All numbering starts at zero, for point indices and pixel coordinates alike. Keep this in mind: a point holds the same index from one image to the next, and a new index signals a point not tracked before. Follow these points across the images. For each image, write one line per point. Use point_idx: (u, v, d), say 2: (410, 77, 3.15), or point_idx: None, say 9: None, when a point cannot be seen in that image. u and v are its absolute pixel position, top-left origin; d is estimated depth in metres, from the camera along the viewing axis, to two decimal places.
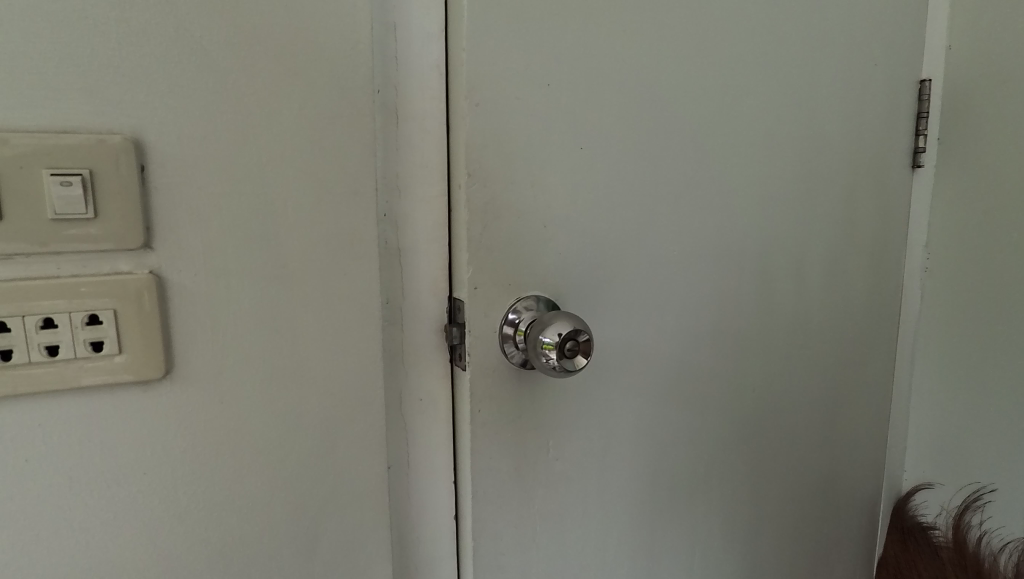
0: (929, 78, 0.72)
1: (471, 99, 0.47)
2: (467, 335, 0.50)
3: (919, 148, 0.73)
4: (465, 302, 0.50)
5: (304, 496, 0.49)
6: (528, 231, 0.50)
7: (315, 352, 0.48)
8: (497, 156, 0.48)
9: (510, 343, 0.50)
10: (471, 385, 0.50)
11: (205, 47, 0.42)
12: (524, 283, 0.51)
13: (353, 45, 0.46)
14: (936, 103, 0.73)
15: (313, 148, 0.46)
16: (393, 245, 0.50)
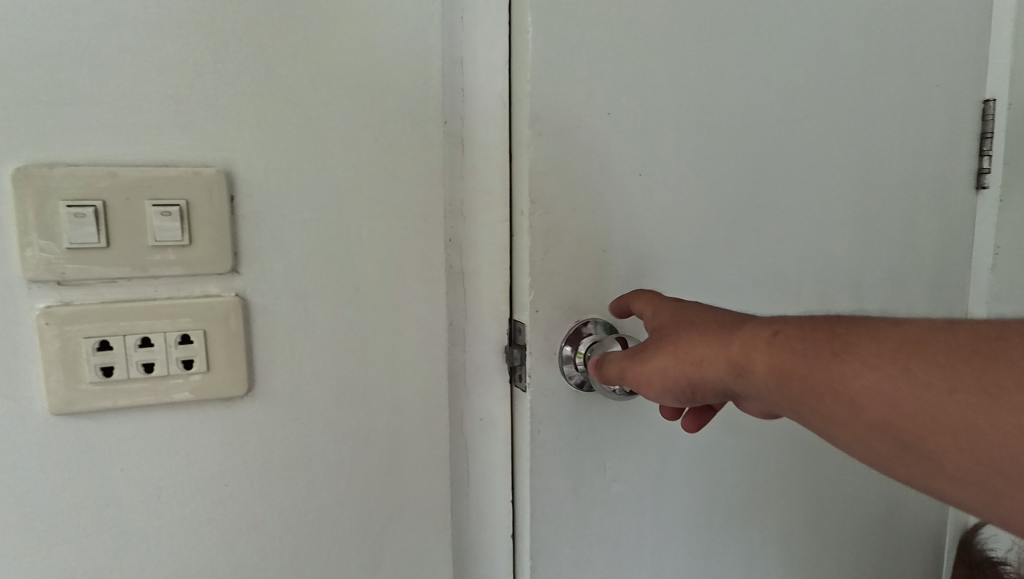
0: (992, 98, 0.71)
1: (534, 130, 0.49)
2: (528, 356, 0.51)
3: (983, 169, 0.71)
4: (526, 324, 0.51)
5: (370, 511, 0.51)
6: (588, 256, 0.52)
7: (383, 371, 0.50)
8: (559, 183, 0.50)
9: (570, 364, 0.51)
10: (531, 405, 0.52)
11: (288, 84, 0.45)
12: (583, 306, 0.52)
13: (425, 79, 0.48)
14: (1001, 123, 0.71)
15: (385, 176, 0.48)
16: (457, 268, 0.52)
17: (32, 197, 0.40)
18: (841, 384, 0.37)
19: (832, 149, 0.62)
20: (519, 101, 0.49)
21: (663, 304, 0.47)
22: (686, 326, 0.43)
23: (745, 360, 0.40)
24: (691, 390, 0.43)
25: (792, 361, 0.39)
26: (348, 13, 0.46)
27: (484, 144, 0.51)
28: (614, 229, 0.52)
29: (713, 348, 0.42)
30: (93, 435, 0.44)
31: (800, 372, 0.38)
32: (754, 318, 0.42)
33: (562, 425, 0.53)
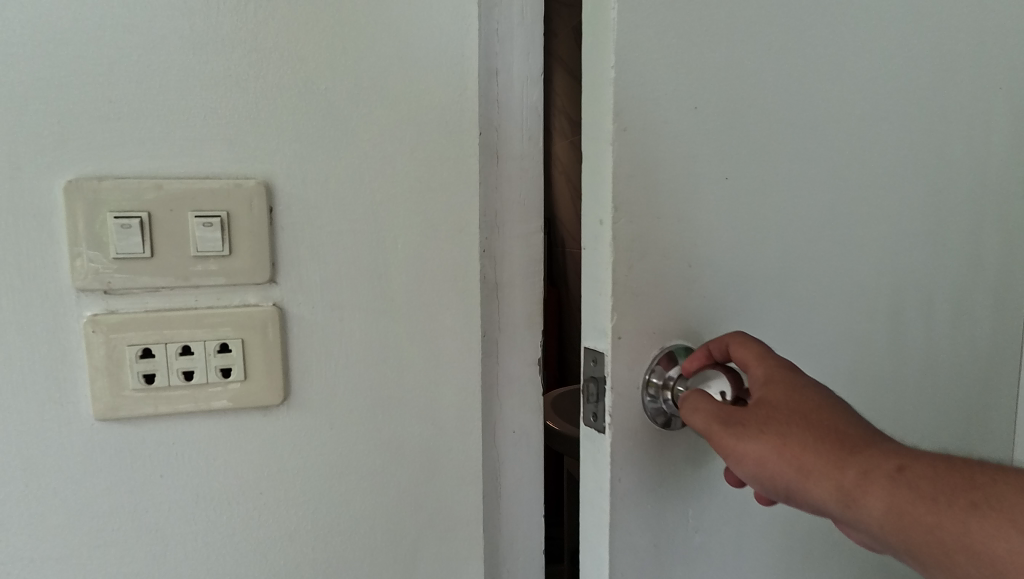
0: None
1: (619, 125, 0.44)
2: (609, 390, 0.47)
3: None
4: (607, 354, 0.47)
5: (404, 523, 0.51)
6: (673, 273, 0.48)
7: (418, 382, 0.50)
8: (643, 187, 0.46)
9: (653, 394, 0.47)
10: (613, 442, 0.47)
11: (328, 97, 0.46)
12: (665, 330, 0.48)
13: (461, 91, 0.48)
14: None
15: (421, 187, 0.48)
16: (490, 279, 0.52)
17: (83, 208, 0.41)
18: (966, 538, 0.32)
19: (894, 157, 0.58)
20: (599, 111, 0.45)
21: (775, 380, 0.40)
22: (801, 425, 0.37)
23: (859, 483, 0.35)
24: (788, 498, 0.38)
25: (928, 522, 0.33)
26: (386, 27, 0.46)
27: (518, 156, 0.51)
28: (693, 248, 0.48)
29: (828, 469, 0.36)
30: (135, 440, 0.45)
31: (946, 539, 0.32)
32: (892, 447, 0.35)
33: (640, 463, 0.48)
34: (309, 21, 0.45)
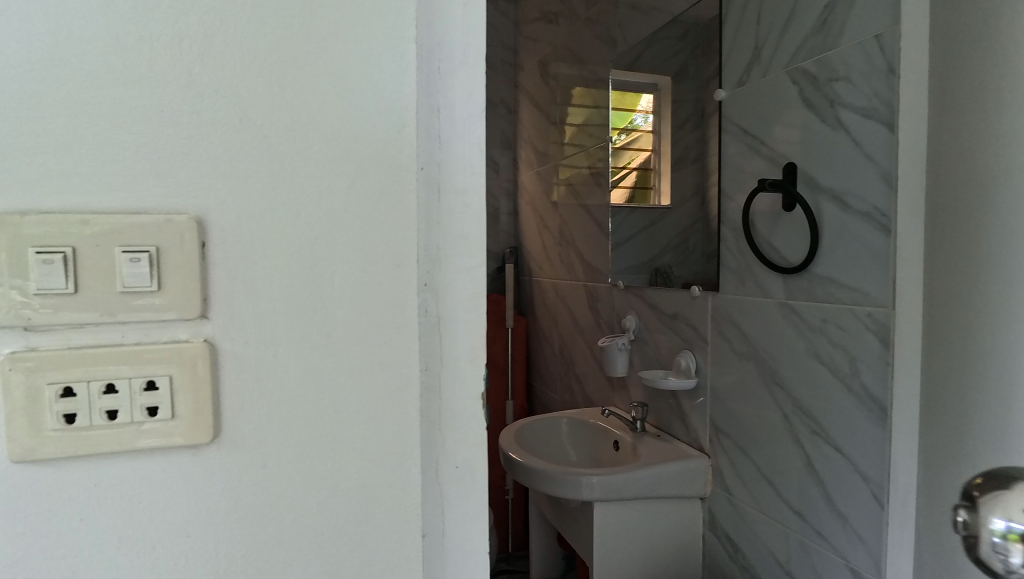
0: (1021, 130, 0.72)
1: None
2: None
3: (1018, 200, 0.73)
4: None
5: (339, 564, 0.49)
6: None
7: (355, 419, 0.49)
8: None
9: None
10: None
11: (264, 132, 0.46)
12: None
13: (399, 128, 0.49)
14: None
15: (358, 221, 0.48)
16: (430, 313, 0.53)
17: (4, 243, 0.41)
18: None
19: None
20: None
21: None
22: None
23: None
24: None
25: None
26: (325, 66, 0.47)
27: (460, 191, 0.50)
28: None
29: None
30: (52, 483, 0.43)
31: None
32: None
33: None
34: (248, 59, 0.45)
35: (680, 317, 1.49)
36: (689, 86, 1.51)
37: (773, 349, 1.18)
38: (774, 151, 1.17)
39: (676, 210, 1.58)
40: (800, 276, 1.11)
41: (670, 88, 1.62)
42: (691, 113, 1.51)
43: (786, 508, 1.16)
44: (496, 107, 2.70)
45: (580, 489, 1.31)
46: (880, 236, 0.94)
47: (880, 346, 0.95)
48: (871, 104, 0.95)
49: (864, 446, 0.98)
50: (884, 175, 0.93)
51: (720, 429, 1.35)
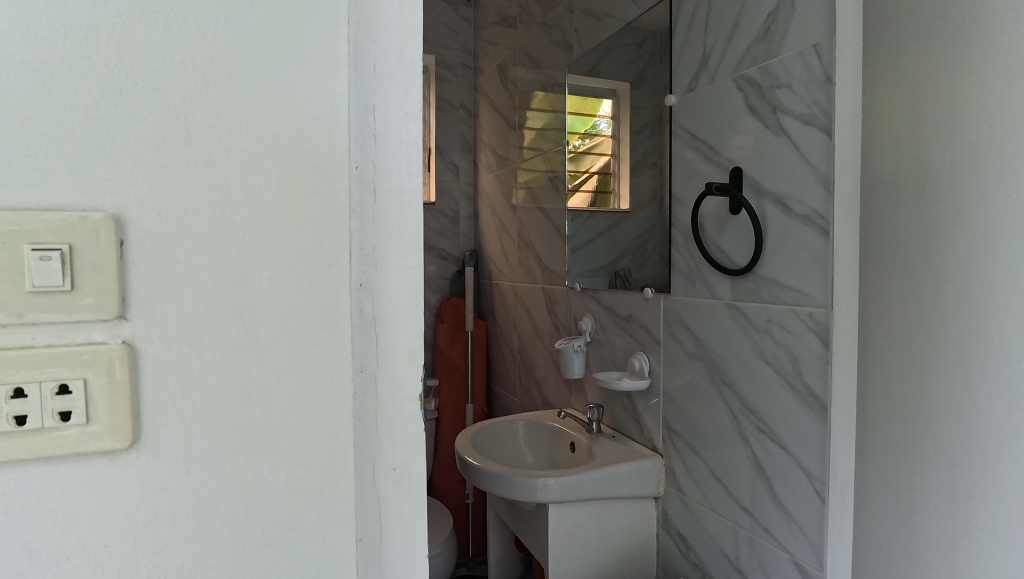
0: (967, 134, 0.78)
1: None
2: None
3: (962, 197, 0.79)
4: None
5: (268, 570, 0.48)
6: None
7: (285, 422, 0.48)
8: None
9: None
10: None
11: (188, 128, 0.45)
12: None
13: (330, 126, 0.49)
14: (967, 156, 0.79)
15: (288, 220, 0.48)
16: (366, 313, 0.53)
17: None
18: None
19: None
20: None
21: None
22: None
23: None
24: None
25: None
26: (252, 62, 0.46)
27: (396, 191, 0.50)
28: None
29: None
30: None
31: None
32: None
33: None
34: (171, 55, 0.44)
35: (634, 319, 1.51)
36: (646, 93, 1.54)
37: (721, 350, 1.20)
38: (722, 155, 1.20)
39: (634, 215, 1.60)
40: (746, 278, 1.13)
41: (629, 95, 1.64)
42: (649, 119, 1.53)
43: (734, 505, 1.19)
44: (456, 109, 2.70)
45: (535, 491, 1.31)
46: (819, 239, 0.97)
47: (819, 345, 0.97)
48: (810, 110, 0.98)
49: (805, 443, 1.01)
50: (822, 179, 0.96)
51: (672, 429, 1.37)
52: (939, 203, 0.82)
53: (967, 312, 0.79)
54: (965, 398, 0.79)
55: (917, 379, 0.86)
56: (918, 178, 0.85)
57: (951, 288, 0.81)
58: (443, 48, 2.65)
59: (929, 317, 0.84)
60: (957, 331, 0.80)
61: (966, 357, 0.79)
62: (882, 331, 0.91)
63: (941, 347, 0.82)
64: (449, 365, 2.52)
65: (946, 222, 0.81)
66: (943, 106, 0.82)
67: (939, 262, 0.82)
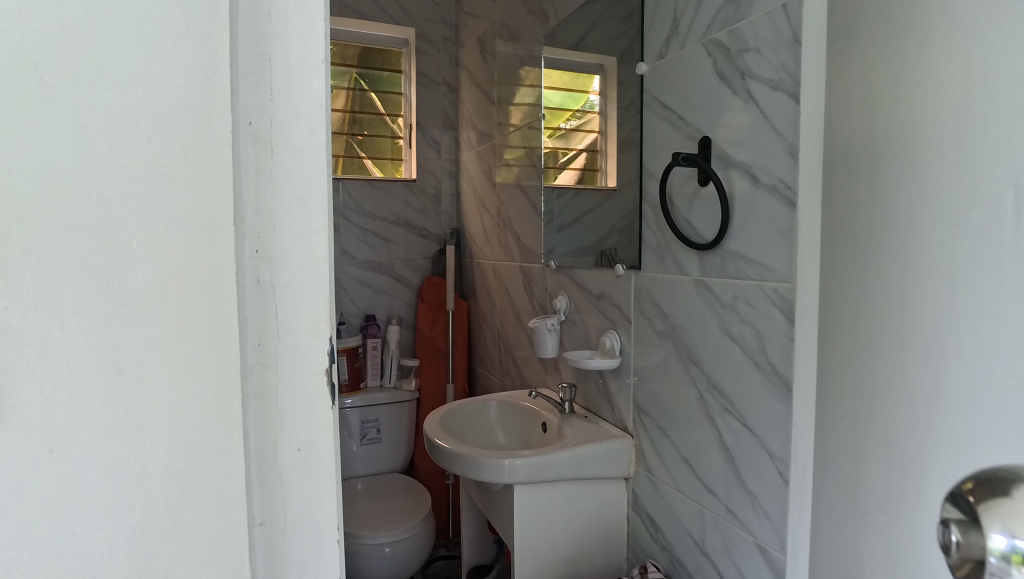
0: (908, 83, 0.70)
1: None
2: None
3: (903, 155, 0.70)
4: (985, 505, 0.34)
5: (150, 556, 0.45)
6: None
7: (163, 398, 0.44)
8: None
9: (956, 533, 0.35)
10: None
11: (40, 71, 0.40)
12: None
13: (208, 76, 0.44)
14: (908, 108, 0.70)
15: (161, 176, 0.43)
16: (266, 281, 0.49)
17: None
18: None
19: None
20: None
21: None
22: None
23: None
24: None
25: None
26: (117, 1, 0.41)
27: (298, 148, 0.49)
28: None
29: None
30: None
31: None
32: None
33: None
34: None
35: (606, 296, 1.48)
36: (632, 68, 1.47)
37: (689, 327, 1.17)
38: (689, 126, 1.15)
39: (620, 193, 1.51)
40: (713, 252, 1.09)
41: (614, 69, 1.57)
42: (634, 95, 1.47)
43: (700, 486, 1.16)
44: (438, 85, 2.63)
45: (501, 472, 1.27)
46: (785, 210, 0.93)
47: (783, 321, 0.94)
48: (777, 75, 0.94)
49: (769, 423, 0.98)
50: (788, 148, 0.92)
51: (642, 409, 1.34)
52: (880, 166, 0.74)
53: (904, 290, 0.70)
54: (890, 384, 0.71)
55: (858, 365, 0.78)
56: (865, 141, 0.77)
57: (885, 262, 0.73)
58: (423, 20, 2.58)
59: (869, 293, 0.76)
60: (888, 310, 0.72)
61: (893, 339, 0.71)
62: (831, 312, 0.84)
63: (876, 328, 0.74)
64: (429, 345, 2.51)
65: (884, 187, 0.73)
66: (884, 60, 0.73)
67: (876, 233, 0.75)
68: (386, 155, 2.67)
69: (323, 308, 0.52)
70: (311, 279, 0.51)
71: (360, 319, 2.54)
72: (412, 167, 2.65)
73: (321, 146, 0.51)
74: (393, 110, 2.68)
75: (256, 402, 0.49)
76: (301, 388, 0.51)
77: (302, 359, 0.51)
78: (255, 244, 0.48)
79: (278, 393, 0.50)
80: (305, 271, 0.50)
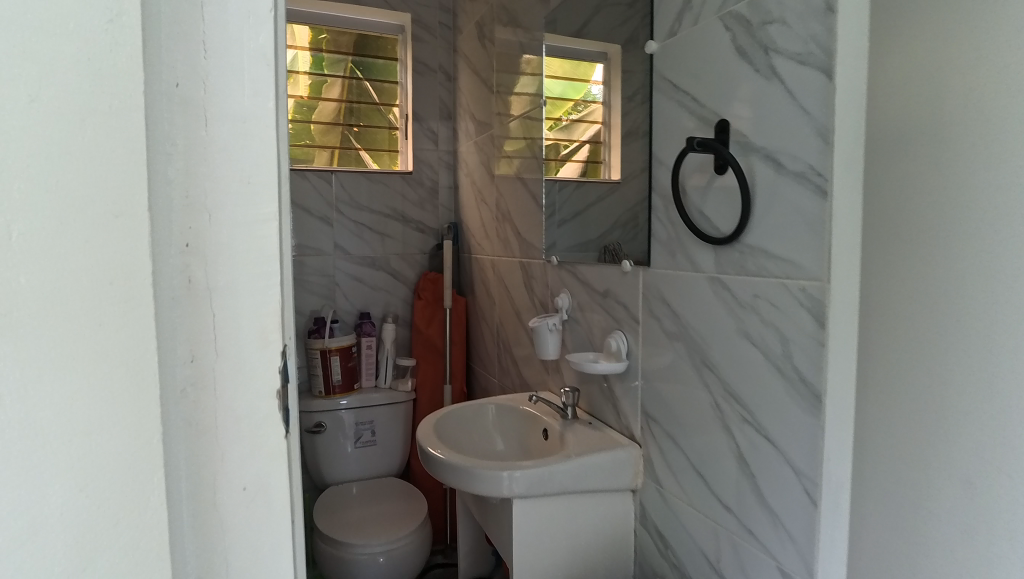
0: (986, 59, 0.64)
1: None
2: None
3: (981, 137, 0.64)
4: None
5: None
6: None
7: (55, 446, 0.33)
8: None
9: None
10: None
11: None
12: None
13: (113, 20, 0.33)
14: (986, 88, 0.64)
15: (48, 148, 0.32)
16: (200, 283, 0.40)
17: None
18: None
19: None
20: None
21: None
22: None
23: None
24: None
25: None
26: None
27: (239, 118, 0.40)
28: None
29: None
30: None
31: None
32: None
33: None
34: None
35: (612, 294, 1.38)
36: (638, 54, 1.37)
37: (703, 329, 1.07)
38: (703, 108, 1.05)
39: (626, 186, 1.41)
40: (731, 247, 0.99)
41: (620, 56, 1.46)
42: (641, 83, 1.36)
43: (715, 502, 1.07)
44: (435, 73, 2.52)
45: (499, 485, 1.18)
46: (814, 200, 0.83)
47: (813, 324, 0.84)
48: (806, 48, 0.84)
49: (796, 436, 0.88)
50: (819, 130, 0.82)
51: (650, 415, 1.24)
52: (952, 150, 0.67)
53: (986, 284, 0.64)
54: (972, 387, 0.66)
55: (920, 366, 0.72)
56: (925, 123, 0.71)
57: (967, 256, 0.66)
58: (419, 5, 2.47)
59: (934, 289, 0.70)
60: (967, 307, 0.66)
61: (976, 338, 0.65)
62: (884, 310, 0.77)
63: (946, 326, 0.69)
64: (426, 344, 2.42)
65: (959, 174, 0.67)
66: (955, 33, 0.67)
67: (950, 224, 0.68)
68: (383, 146, 2.57)
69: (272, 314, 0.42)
70: (256, 278, 0.41)
71: (354, 316, 2.44)
72: (408, 159, 2.55)
73: (269, 115, 0.41)
74: (388, 99, 2.58)
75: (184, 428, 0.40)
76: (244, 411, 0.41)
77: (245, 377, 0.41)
78: (186, 237, 0.39)
79: (213, 417, 0.41)
80: (249, 269, 0.41)
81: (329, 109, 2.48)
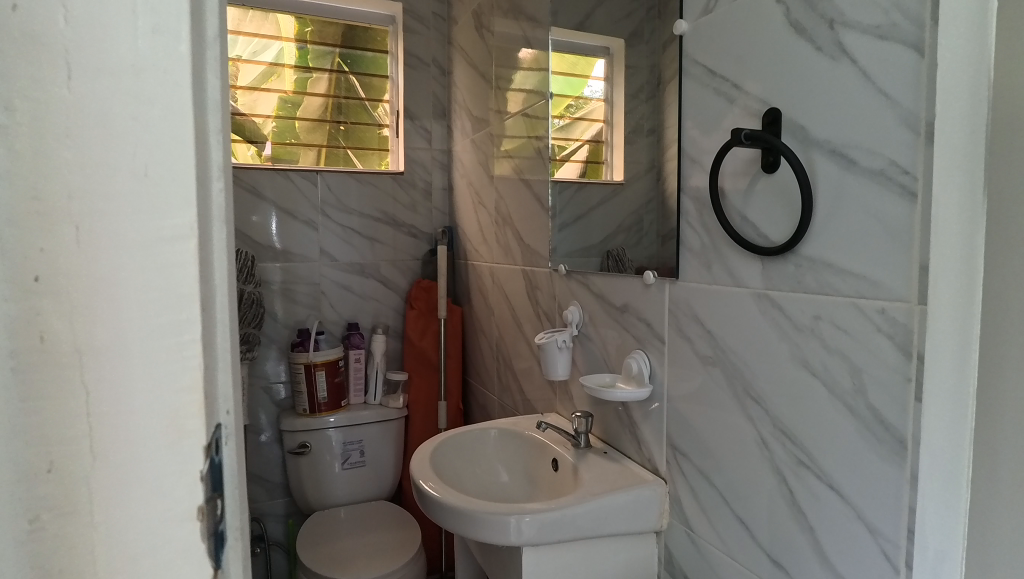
0: None
1: None
2: None
3: None
4: None
5: None
6: None
7: None
8: None
9: None
10: None
11: None
12: None
13: None
14: None
15: None
16: (78, 325, 0.27)
17: None
18: None
19: None
20: None
21: None
22: None
23: None
24: None
25: None
26: None
27: (134, 75, 0.27)
28: None
29: None
30: None
31: None
32: None
33: None
34: None
35: (631, 309, 1.22)
36: (643, 51, 1.23)
37: (746, 353, 0.92)
38: (748, 96, 0.90)
39: (628, 187, 1.29)
40: (784, 259, 0.84)
41: (622, 52, 1.33)
42: (646, 81, 1.22)
43: (761, 556, 0.91)
44: (428, 67, 2.36)
45: (505, 531, 1.02)
46: (901, 204, 0.68)
47: (897, 355, 0.69)
48: (887, 19, 0.69)
49: (872, 489, 0.73)
50: (906, 118, 0.67)
51: (678, 448, 1.09)
52: None
53: None
54: None
55: None
56: None
57: None
58: None
59: None
60: None
61: None
62: None
63: None
64: (418, 357, 2.26)
65: None
66: None
67: None
68: (372, 145, 2.41)
69: (187, 373, 0.29)
70: (160, 322, 0.28)
71: (341, 328, 2.28)
72: (399, 159, 2.39)
73: (183, 73, 0.28)
74: (377, 95, 2.41)
75: (30, 538, 0.28)
76: (129, 516, 0.29)
77: (131, 473, 0.28)
78: (60, 257, 0.27)
79: (95, 530, 0.28)
80: (149, 307, 0.28)
81: (316, 105, 2.31)
